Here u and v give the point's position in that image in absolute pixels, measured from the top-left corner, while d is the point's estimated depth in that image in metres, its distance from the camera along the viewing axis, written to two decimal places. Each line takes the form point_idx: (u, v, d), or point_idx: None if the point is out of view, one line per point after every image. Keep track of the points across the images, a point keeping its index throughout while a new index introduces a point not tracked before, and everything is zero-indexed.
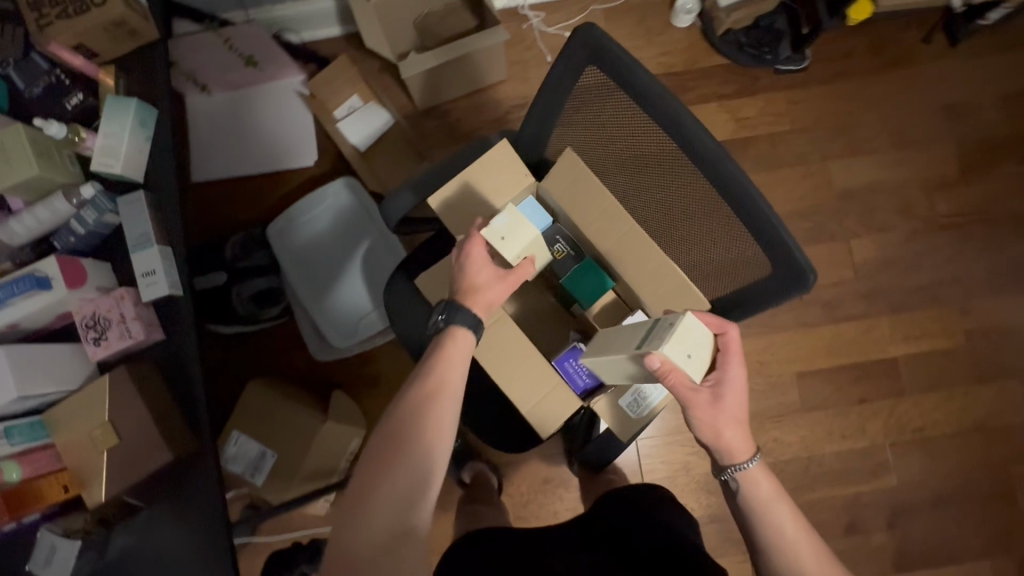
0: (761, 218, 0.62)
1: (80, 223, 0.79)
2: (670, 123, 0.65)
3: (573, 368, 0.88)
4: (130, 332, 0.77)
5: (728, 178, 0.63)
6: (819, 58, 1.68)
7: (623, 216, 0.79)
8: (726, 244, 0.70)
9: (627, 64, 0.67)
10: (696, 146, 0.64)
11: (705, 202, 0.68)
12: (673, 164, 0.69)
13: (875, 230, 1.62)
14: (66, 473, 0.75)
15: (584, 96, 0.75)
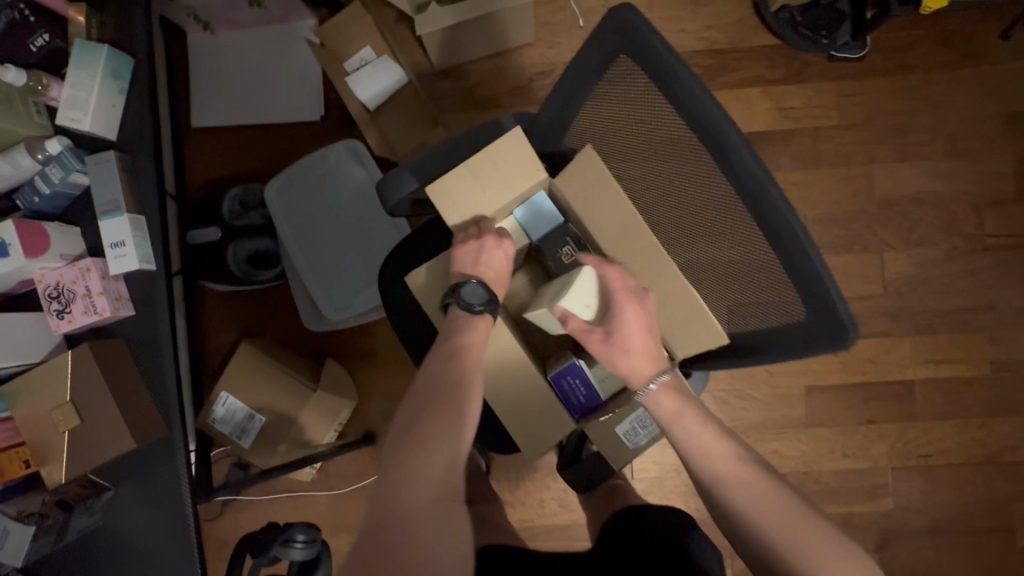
0: (802, 259, 0.52)
1: (45, 182, 0.72)
2: (704, 131, 0.54)
3: (568, 385, 0.81)
4: (95, 307, 0.71)
5: (767, 206, 0.52)
6: (879, 46, 1.52)
7: (642, 229, 0.72)
8: (755, 279, 0.60)
9: (664, 55, 0.55)
10: (733, 162, 0.53)
11: (736, 227, 0.58)
12: (704, 178, 0.58)
13: (912, 243, 1.51)
14: (26, 448, 0.71)
15: (611, 87, 0.64)
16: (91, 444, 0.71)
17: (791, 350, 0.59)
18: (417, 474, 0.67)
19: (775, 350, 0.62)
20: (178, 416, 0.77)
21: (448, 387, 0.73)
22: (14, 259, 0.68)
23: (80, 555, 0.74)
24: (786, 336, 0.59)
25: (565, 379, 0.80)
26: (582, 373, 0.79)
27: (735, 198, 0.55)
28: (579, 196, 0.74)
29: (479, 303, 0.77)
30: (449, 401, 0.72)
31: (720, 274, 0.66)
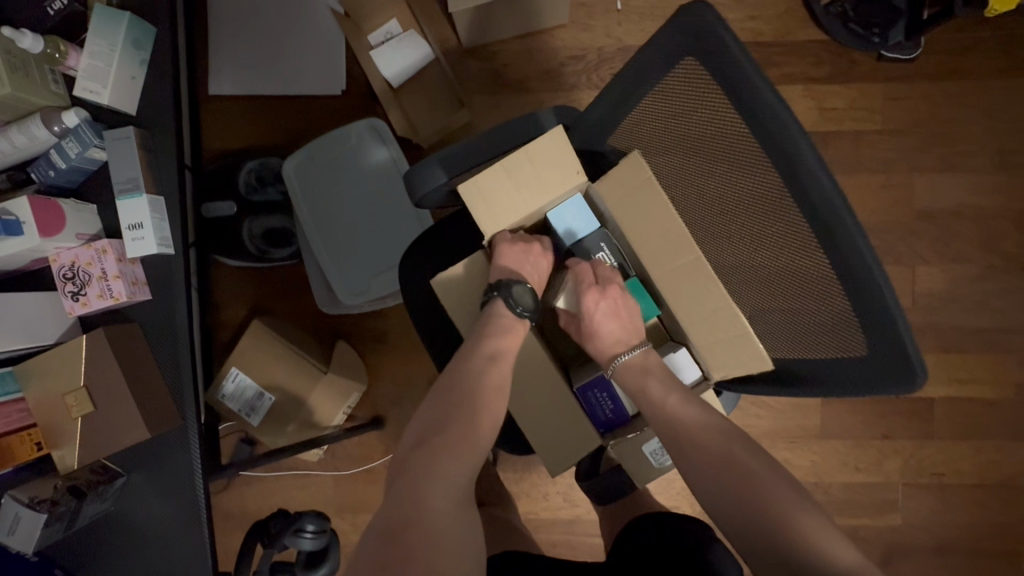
0: (876, 297, 0.48)
1: (61, 156, 0.68)
2: (777, 150, 0.50)
3: (596, 399, 0.81)
4: (112, 290, 0.69)
5: (841, 238, 0.48)
6: (933, 48, 1.44)
7: (689, 243, 0.68)
8: (813, 307, 0.57)
9: (740, 62, 0.50)
10: (807, 187, 0.49)
11: (801, 254, 0.54)
12: (769, 200, 0.55)
13: (946, 258, 1.45)
14: (38, 430, 0.70)
15: (672, 90, 0.60)
16: (104, 433, 0.69)
17: (848, 386, 0.56)
18: (450, 471, 0.66)
19: (830, 384, 0.59)
20: (194, 407, 0.75)
21: (490, 386, 0.73)
22: (28, 238, 0.65)
23: (97, 537, 0.75)
24: (845, 370, 0.56)
25: (592, 392, 0.80)
26: (610, 389, 0.80)
27: (804, 224, 0.51)
28: (622, 204, 0.70)
29: (524, 307, 0.77)
30: (488, 402, 0.72)
31: (773, 297, 0.63)
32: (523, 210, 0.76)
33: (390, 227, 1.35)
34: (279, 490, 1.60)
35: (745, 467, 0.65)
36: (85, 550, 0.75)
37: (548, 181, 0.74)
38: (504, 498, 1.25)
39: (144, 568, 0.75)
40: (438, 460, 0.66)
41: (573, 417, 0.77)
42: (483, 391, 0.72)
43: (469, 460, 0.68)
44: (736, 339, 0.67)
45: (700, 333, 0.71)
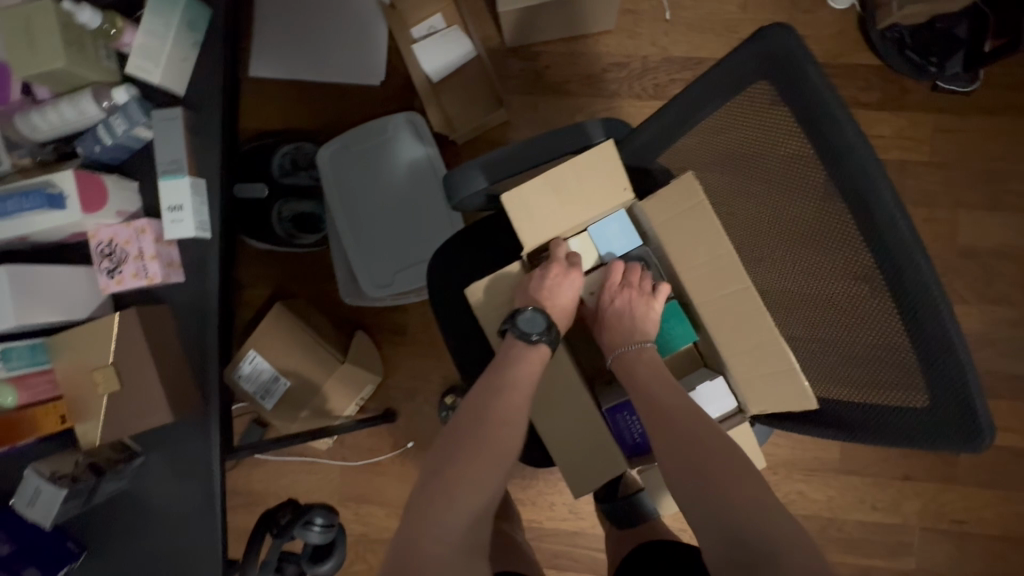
0: (945, 351, 0.45)
1: (107, 132, 0.68)
2: (852, 188, 0.48)
3: (624, 422, 0.78)
4: (146, 271, 0.68)
5: (913, 287, 0.46)
6: (992, 82, 1.39)
7: (737, 271, 0.65)
8: (869, 353, 0.54)
9: (822, 95, 0.49)
10: (881, 229, 0.47)
11: (862, 297, 0.52)
12: (833, 236, 0.52)
13: (987, 299, 1.40)
14: (64, 403, 0.69)
15: (739, 115, 0.58)
16: (126, 414, 0.69)
17: (897, 440, 0.53)
18: (466, 496, 0.66)
19: (877, 436, 0.56)
20: (217, 394, 0.75)
21: (506, 415, 0.72)
22: (70, 212, 0.64)
23: (113, 511, 0.75)
24: (897, 423, 0.53)
25: (621, 415, 0.78)
26: (641, 412, 0.77)
27: (871, 267, 0.49)
28: (670, 227, 0.68)
29: (536, 333, 0.74)
30: (505, 429, 0.71)
31: (824, 335, 0.60)
32: (564, 221, 0.74)
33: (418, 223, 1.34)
34: (286, 475, 1.60)
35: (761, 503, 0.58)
36: (100, 523, 0.75)
37: (592, 195, 0.73)
38: (512, 506, 1.24)
39: (156, 549, 0.75)
40: (456, 488, 0.67)
41: (599, 437, 0.75)
42: (496, 422, 0.71)
43: (483, 490, 0.68)
44: (778, 375, 0.65)
45: (738, 366, 0.69)
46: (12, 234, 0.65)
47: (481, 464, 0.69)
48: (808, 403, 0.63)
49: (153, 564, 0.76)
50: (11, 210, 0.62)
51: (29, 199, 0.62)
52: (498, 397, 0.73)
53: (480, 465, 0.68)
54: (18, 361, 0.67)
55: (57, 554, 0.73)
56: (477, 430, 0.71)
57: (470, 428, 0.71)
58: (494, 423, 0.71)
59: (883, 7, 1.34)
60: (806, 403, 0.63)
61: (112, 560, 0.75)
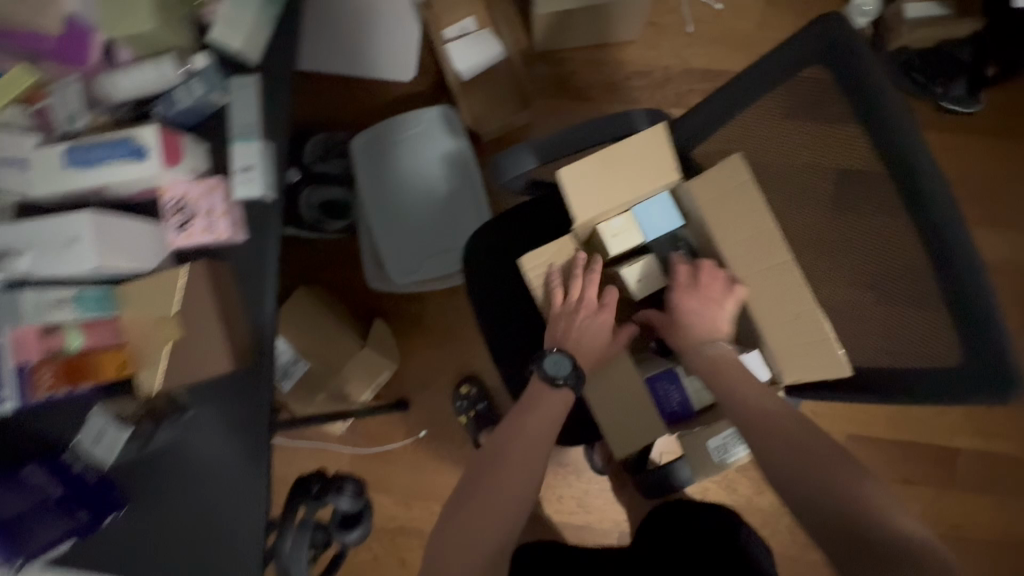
0: (979, 301, 0.51)
1: (186, 94, 0.72)
2: (899, 157, 0.55)
3: (664, 391, 0.85)
4: (214, 226, 0.72)
5: (950, 244, 0.53)
6: (991, 105, 1.48)
7: (779, 246, 0.71)
8: (907, 316, 0.60)
9: (872, 76, 0.57)
10: (922, 193, 0.54)
11: (903, 261, 0.58)
12: (879, 206, 0.59)
13: None
14: (126, 351, 0.71)
15: (796, 95, 0.66)
16: (188, 361, 0.72)
17: (931, 395, 0.58)
18: (498, 507, 0.72)
19: (911, 393, 0.61)
20: (269, 353, 0.77)
21: (533, 432, 0.78)
22: (150, 164, 0.68)
23: (158, 464, 0.77)
24: (932, 379, 0.58)
25: (661, 384, 0.84)
26: (680, 381, 0.84)
27: (912, 230, 0.56)
28: (714, 206, 0.74)
29: (562, 376, 0.79)
30: (532, 448, 0.77)
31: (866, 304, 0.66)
32: (614, 195, 0.77)
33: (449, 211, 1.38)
34: (297, 460, 1.60)
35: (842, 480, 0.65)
36: (145, 476, 0.77)
37: (640, 173, 0.77)
38: None
39: (198, 503, 0.77)
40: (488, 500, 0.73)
41: (642, 403, 0.81)
42: (523, 441, 0.77)
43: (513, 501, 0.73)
44: (815, 344, 0.70)
45: (775, 337, 0.74)
46: (92, 182, 0.68)
47: (513, 471, 0.75)
48: (843, 370, 0.68)
49: (195, 518, 0.77)
50: (96, 159, 0.67)
51: (126, 147, 0.68)
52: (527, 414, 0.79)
53: (510, 479, 0.74)
54: (86, 307, 0.69)
55: (101, 504, 0.74)
56: (505, 450, 0.77)
57: (501, 446, 0.78)
58: (520, 439, 0.77)
59: (893, 30, 1.42)
60: (841, 371, 0.68)
61: (154, 512, 0.77)
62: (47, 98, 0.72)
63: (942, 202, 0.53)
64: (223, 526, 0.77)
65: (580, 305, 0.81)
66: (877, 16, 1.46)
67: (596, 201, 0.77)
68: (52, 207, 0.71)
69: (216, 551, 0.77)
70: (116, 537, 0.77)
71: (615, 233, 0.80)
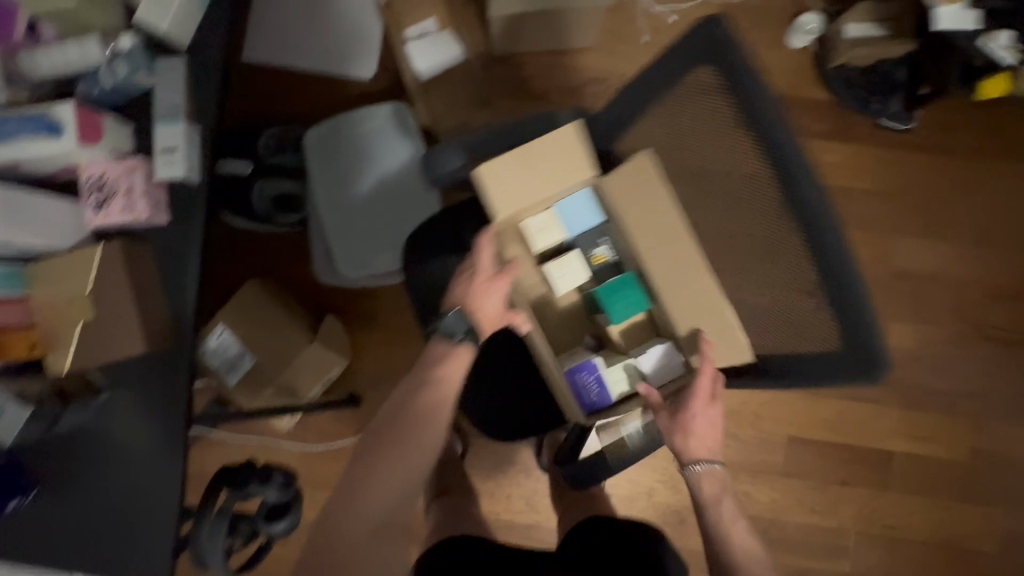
0: (844, 279, 0.59)
1: (109, 74, 0.71)
2: (779, 153, 0.60)
3: (583, 382, 0.84)
4: (133, 208, 0.72)
5: (819, 226, 0.59)
6: (927, 124, 1.55)
7: (682, 237, 0.75)
8: (790, 301, 0.67)
9: (747, 71, 0.62)
10: (796, 182, 0.60)
11: (785, 251, 0.65)
12: (760, 198, 0.65)
13: (918, 319, 1.53)
14: (36, 331, 0.70)
15: (686, 96, 0.69)
16: (99, 342, 0.70)
17: (814, 376, 0.65)
18: (385, 487, 0.78)
19: (798, 375, 0.68)
20: (188, 338, 0.77)
21: (428, 415, 0.82)
22: (65, 141, 0.68)
23: (71, 449, 0.75)
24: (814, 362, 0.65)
25: (580, 374, 0.84)
26: (597, 371, 0.83)
27: (789, 218, 0.62)
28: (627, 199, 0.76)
29: (459, 332, 0.83)
30: (425, 435, 0.81)
31: (756, 294, 0.72)
32: (533, 198, 0.80)
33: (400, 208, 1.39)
34: (242, 457, 1.58)
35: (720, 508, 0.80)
36: (56, 461, 0.75)
37: (561, 173, 0.79)
38: (469, 488, 1.27)
39: (112, 489, 0.76)
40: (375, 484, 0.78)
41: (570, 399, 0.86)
42: (415, 425, 0.81)
43: (404, 478, 0.79)
44: (715, 328, 0.75)
45: (684, 325, 0.78)
46: (5, 158, 0.68)
47: (404, 453, 0.80)
48: (745, 356, 0.74)
49: (108, 504, 0.76)
50: (10, 134, 0.67)
51: (41, 122, 0.67)
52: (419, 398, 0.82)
53: (397, 463, 0.79)
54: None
55: (6, 490, 0.72)
56: (398, 436, 0.80)
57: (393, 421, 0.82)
58: (413, 425, 0.81)
59: (835, 48, 1.49)
60: (744, 357, 0.73)
61: (67, 497, 0.76)
62: None
63: (817, 196, 0.59)
64: (137, 513, 0.76)
65: (481, 272, 0.83)
66: (821, 34, 1.53)
67: (509, 200, 0.79)
68: None
69: (126, 544, 0.76)
70: (28, 522, 0.76)
71: (539, 230, 0.86)
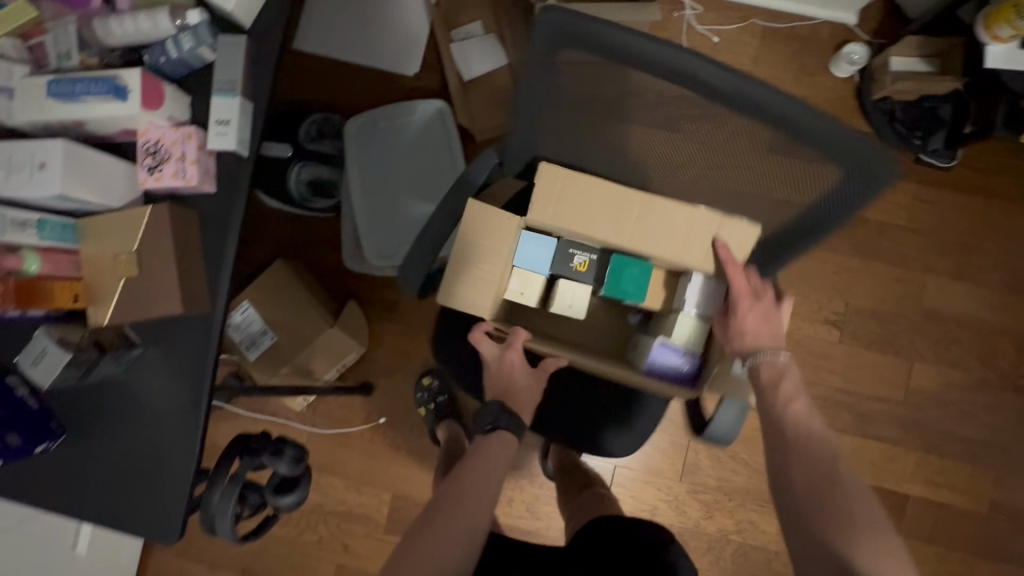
0: (839, 144, 0.64)
1: (175, 46, 0.75)
2: (723, 86, 0.62)
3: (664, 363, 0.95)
4: (184, 173, 0.75)
5: (793, 121, 0.63)
6: (968, 164, 1.52)
7: (630, 193, 0.86)
8: (780, 172, 0.74)
9: (620, 37, 0.61)
10: (751, 98, 0.62)
11: (763, 146, 0.70)
12: (713, 117, 0.68)
13: (944, 362, 1.49)
14: (81, 283, 0.74)
15: (568, 73, 0.69)
16: (142, 298, 0.74)
17: (842, 199, 0.73)
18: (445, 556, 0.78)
19: (824, 205, 0.76)
20: (221, 304, 0.79)
21: (482, 482, 0.86)
22: (129, 105, 0.71)
23: (104, 400, 0.78)
24: (845, 185, 0.70)
25: (657, 360, 0.94)
26: (667, 346, 0.94)
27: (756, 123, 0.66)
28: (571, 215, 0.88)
29: (489, 421, 0.91)
30: (479, 499, 0.84)
31: (754, 177, 0.78)
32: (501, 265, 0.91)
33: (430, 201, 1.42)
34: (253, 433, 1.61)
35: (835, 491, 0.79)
36: (86, 410, 0.78)
37: (500, 235, 0.90)
38: None
39: (139, 442, 0.79)
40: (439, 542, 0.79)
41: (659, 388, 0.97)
42: (472, 493, 0.84)
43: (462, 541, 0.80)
44: (721, 228, 0.86)
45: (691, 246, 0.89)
46: (71, 116, 0.72)
47: (460, 516, 0.82)
48: (750, 226, 0.86)
49: (134, 458, 0.79)
50: (79, 92, 0.70)
51: (101, 84, 0.70)
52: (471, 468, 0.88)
53: (457, 527, 0.81)
54: (48, 233, 0.72)
55: (41, 429, 0.76)
56: (455, 500, 0.83)
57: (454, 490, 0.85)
58: (470, 488, 0.85)
59: (877, 80, 1.48)
60: (751, 226, 0.86)
61: (96, 445, 0.79)
62: (42, 35, 0.75)
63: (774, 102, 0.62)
64: (161, 469, 0.79)
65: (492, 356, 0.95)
66: (865, 66, 1.52)
67: (487, 289, 0.91)
68: (28, 131, 0.74)
69: (145, 514, 0.79)
70: (57, 467, 0.79)
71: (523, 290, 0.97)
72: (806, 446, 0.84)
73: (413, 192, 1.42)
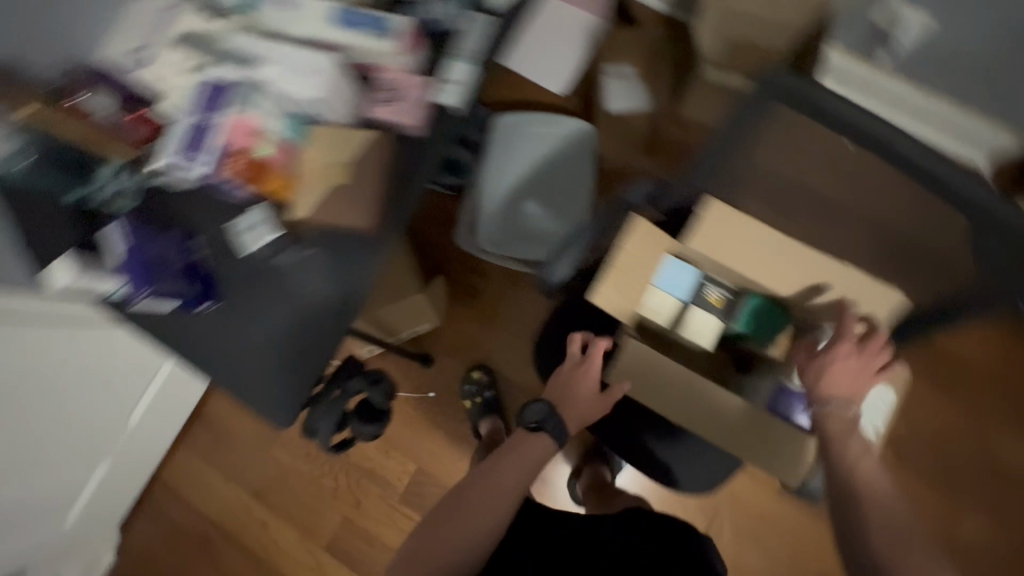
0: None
1: (432, 10, 0.87)
2: (897, 154, 0.56)
3: (783, 403, 0.90)
4: (407, 112, 0.84)
5: (969, 197, 0.55)
6: None
7: (784, 242, 0.80)
8: (937, 251, 0.67)
9: (804, 89, 0.56)
10: (926, 175, 0.56)
11: (928, 220, 0.62)
12: (882, 182, 0.61)
13: (1001, 523, 1.44)
14: (289, 176, 0.82)
15: (746, 123, 0.64)
16: (337, 205, 0.83)
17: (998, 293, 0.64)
18: (461, 538, 0.84)
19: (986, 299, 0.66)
20: (395, 232, 0.84)
21: (496, 480, 0.90)
22: (387, 44, 0.84)
23: (257, 276, 0.83)
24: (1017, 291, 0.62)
25: (777, 395, 0.90)
26: (789, 388, 0.90)
27: (933, 196, 0.58)
28: (720, 248, 0.82)
29: (533, 419, 0.95)
30: (496, 495, 0.88)
31: (909, 250, 0.71)
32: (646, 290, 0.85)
33: (551, 207, 1.49)
34: None
35: (894, 520, 0.74)
36: (244, 287, 0.83)
37: (653, 263, 0.84)
38: None
39: (276, 326, 0.82)
40: (450, 526, 0.85)
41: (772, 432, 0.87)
42: (489, 487, 0.89)
43: (475, 531, 0.85)
44: (863, 292, 0.80)
45: (832, 302, 0.82)
46: (336, 39, 0.83)
47: (477, 506, 0.87)
48: (896, 295, 0.79)
49: (266, 340, 0.82)
50: (353, 23, 0.83)
51: (378, 22, 0.83)
52: (493, 465, 0.92)
53: (473, 517, 0.86)
54: (285, 127, 0.82)
55: (204, 282, 0.82)
56: (472, 491, 0.89)
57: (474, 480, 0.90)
58: (486, 485, 0.89)
59: None
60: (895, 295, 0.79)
61: (237, 316, 0.82)
62: None
63: (944, 167, 0.55)
64: (287, 357, 0.82)
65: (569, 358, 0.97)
66: None
67: (625, 300, 0.85)
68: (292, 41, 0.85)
69: (256, 398, 0.82)
70: (194, 330, 0.82)
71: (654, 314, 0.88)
72: (860, 473, 0.78)
73: (537, 195, 1.49)
